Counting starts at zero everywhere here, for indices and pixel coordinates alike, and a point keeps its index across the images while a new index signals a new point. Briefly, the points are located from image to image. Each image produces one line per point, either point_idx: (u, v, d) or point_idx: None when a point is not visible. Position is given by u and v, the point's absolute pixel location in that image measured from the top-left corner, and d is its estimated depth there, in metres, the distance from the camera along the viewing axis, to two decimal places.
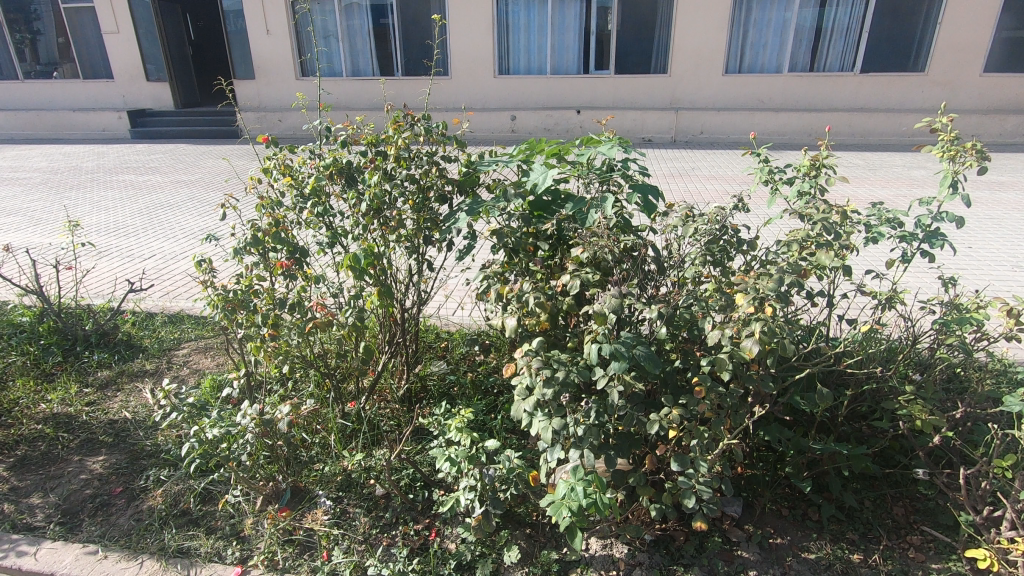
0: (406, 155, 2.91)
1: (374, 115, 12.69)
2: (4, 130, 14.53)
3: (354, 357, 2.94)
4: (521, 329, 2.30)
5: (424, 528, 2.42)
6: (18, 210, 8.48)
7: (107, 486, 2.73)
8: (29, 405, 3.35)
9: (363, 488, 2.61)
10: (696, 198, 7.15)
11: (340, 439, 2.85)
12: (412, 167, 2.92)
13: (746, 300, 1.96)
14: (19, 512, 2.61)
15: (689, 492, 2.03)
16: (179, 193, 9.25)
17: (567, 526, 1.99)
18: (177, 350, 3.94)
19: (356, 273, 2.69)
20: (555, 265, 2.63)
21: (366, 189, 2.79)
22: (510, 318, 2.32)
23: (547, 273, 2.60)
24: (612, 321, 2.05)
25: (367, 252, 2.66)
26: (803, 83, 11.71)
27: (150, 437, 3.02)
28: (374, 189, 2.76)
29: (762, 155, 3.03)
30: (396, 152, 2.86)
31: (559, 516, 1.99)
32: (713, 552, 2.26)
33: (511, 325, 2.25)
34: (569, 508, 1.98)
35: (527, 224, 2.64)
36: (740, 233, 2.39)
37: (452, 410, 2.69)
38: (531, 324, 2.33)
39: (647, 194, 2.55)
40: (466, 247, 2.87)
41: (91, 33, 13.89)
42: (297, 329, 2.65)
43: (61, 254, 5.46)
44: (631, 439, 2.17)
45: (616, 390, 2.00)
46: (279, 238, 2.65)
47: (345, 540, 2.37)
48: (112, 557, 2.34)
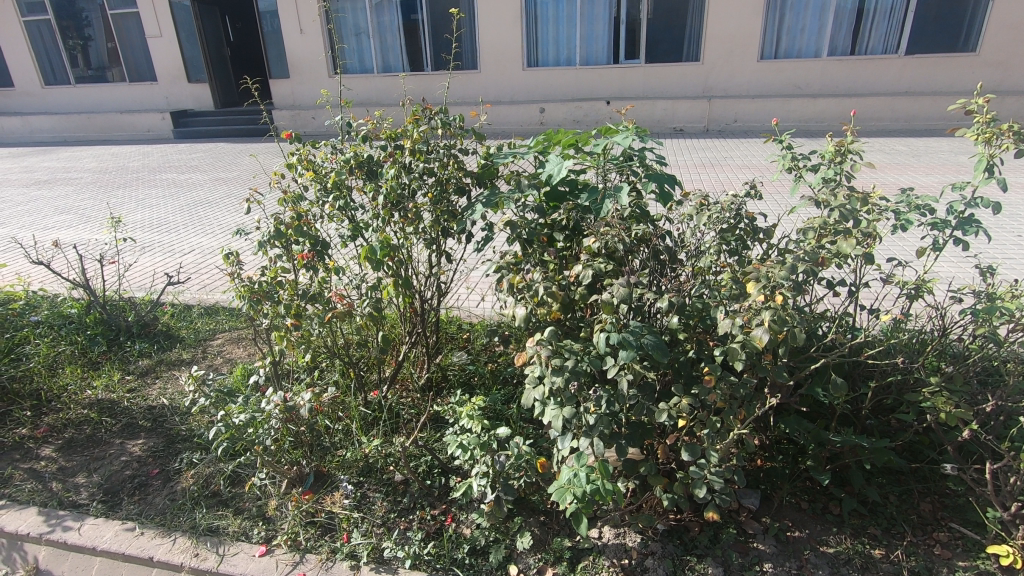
0: (425, 148, 2.97)
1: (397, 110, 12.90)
2: (59, 132, 15.32)
3: (373, 347, 3.02)
4: (531, 317, 2.33)
5: (440, 513, 2.47)
6: (70, 208, 8.94)
7: (145, 467, 2.88)
8: (76, 391, 3.56)
9: (383, 474, 2.69)
10: (711, 188, 7.14)
11: (362, 426, 2.93)
12: (430, 160, 2.99)
13: (758, 287, 1.93)
14: (66, 490, 2.78)
15: (701, 483, 2.01)
16: (217, 190, 9.58)
17: (574, 512, 2.02)
18: (211, 341, 4.14)
19: (374, 265, 2.76)
20: (569, 255, 2.62)
21: (384, 182, 2.89)
22: (522, 306, 2.36)
23: (561, 264, 2.61)
24: (621, 311, 2.03)
25: (384, 243, 2.73)
26: (842, 67, 11.32)
27: (185, 422, 3.18)
28: (391, 182, 2.85)
29: (786, 141, 2.97)
30: (413, 145, 2.92)
31: (564, 502, 2.02)
32: (727, 543, 2.24)
33: (521, 314, 2.28)
34: (574, 493, 2.01)
35: (543, 215, 2.66)
36: (756, 221, 2.37)
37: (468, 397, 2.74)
38: (542, 313, 2.34)
39: (664, 183, 2.56)
40: (485, 238, 2.92)
41: (136, 37, 14.45)
42: (318, 319, 2.75)
43: (105, 249, 5.75)
44: (643, 428, 2.15)
45: (626, 378, 1.99)
46: (301, 231, 2.72)
47: (365, 523, 2.44)
48: (148, 533, 2.48)
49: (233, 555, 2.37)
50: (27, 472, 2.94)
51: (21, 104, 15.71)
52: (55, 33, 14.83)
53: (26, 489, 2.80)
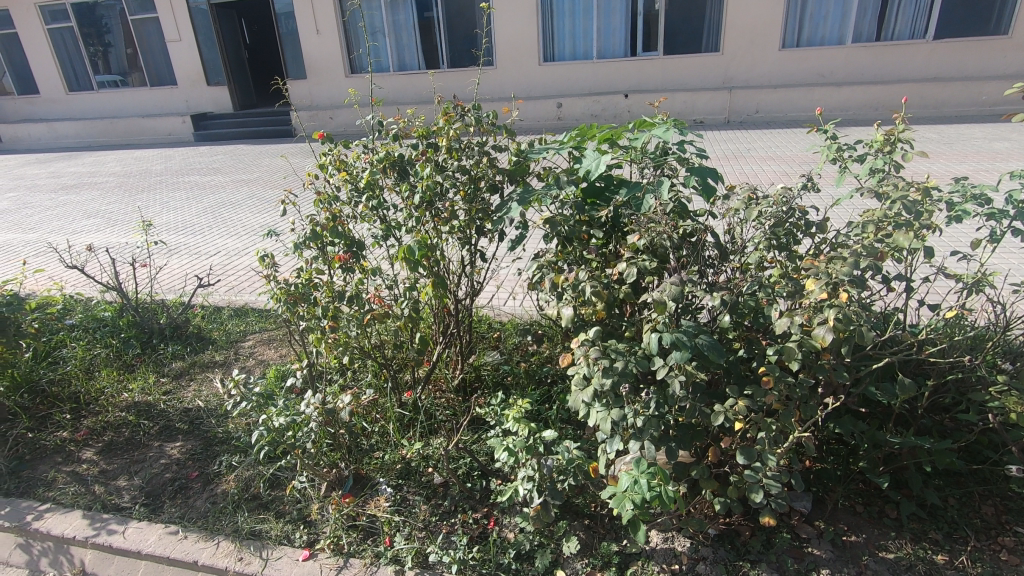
0: (458, 146, 2.95)
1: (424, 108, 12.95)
2: (83, 138, 15.59)
3: (410, 348, 2.99)
4: (577, 318, 2.25)
5: (482, 516, 2.43)
6: (97, 212, 9.08)
7: (184, 470, 2.90)
8: (113, 394, 3.59)
9: (422, 476, 2.67)
10: (757, 180, 6.98)
11: (398, 427, 2.90)
12: (463, 158, 2.97)
13: (818, 285, 1.83)
14: (108, 493, 2.80)
15: (757, 487, 1.93)
16: (240, 192, 9.67)
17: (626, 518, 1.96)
18: (243, 342, 4.17)
19: (411, 265, 2.74)
20: (610, 254, 2.54)
21: (419, 181, 2.86)
22: (566, 306, 2.28)
23: (602, 261, 2.52)
24: (673, 310, 1.93)
25: (422, 243, 2.70)
26: (868, 54, 11.04)
27: (222, 424, 3.20)
28: (426, 180, 2.83)
29: (830, 131, 2.87)
30: (447, 143, 2.91)
31: (622, 509, 1.97)
32: (781, 549, 2.17)
33: (566, 315, 2.18)
34: (633, 500, 1.96)
35: (581, 212, 2.59)
36: (808, 215, 2.24)
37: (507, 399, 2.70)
38: (587, 313, 2.28)
39: (706, 176, 2.49)
40: (518, 237, 2.92)
41: (156, 42, 14.65)
42: (356, 321, 2.76)
43: (135, 252, 5.82)
44: (693, 430, 2.09)
45: (678, 380, 1.90)
46: (337, 232, 2.68)
47: (406, 527, 2.41)
48: (191, 537, 2.48)
49: (276, 560, 2.35)
50: (69, 475, 2.96)
51: (46, 111, 16.03)
52: (78, 40, 15.09)
53: (70, 492, 2.83)
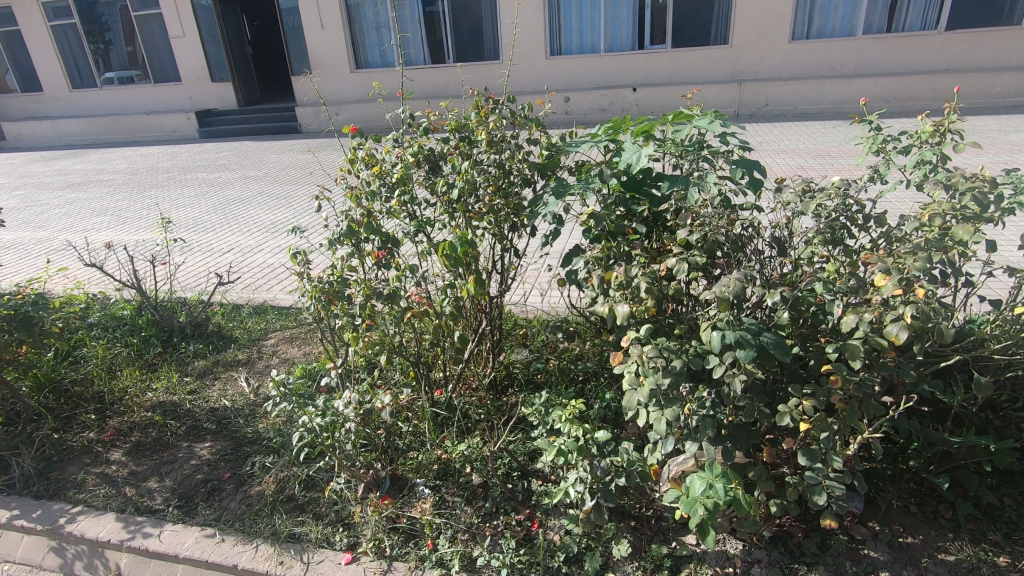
0: (496, 138, 2.87)
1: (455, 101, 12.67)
2: (88, 135, 15.51)
3: (447, 348, 2.87)
4: (631, 317, 2.09)
5: (525, 518, 2.39)
6: (106, 210, 9.03)
7: (216, 471, 2.85)
8: (137, 394, 3.54)
9: (460, 477, 2.62)
10: (813, 174, 6.95)
11: (434, 426, 2.83)
12: (500, 151, 2.88)
13: (890, 282, 1.78)
14: (140, 495, 2.76)
15: (820, 489, 1.87)
16: (248, 189, 9.62)
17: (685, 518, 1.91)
18: (265, 341, 4.11)
19: (452, 262, 2.69)
20: (656, 248, 2.42)
21: (457, 176, 2.80)
22: (619, 303, 2.13)
23: (649, 256, 2.44)
24: (735, 307, 1.84)
25: (464, 239, 2.66)
26: (879, 46, 10.92)
27: (252, 424, 3.15)
28: (465, 175, 2.78)
29: (875, 122, 2.79)
30: (485, 137, 2.84)
31: (694, 514, 1.77)
32: (837, 550, 2.12)
33: (624, 313, 2.01)
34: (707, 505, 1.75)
35: (624, 205, 2.50)
36: (865, 208, 2.16)
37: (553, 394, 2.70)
38: (639, 311, 2.10)
39: (752, 170, 2.43)
40: (552, 232, 2.85)
41: (160, 38, 14.56)
42: (394, 319, 2.65)
43: (154, 250, 5.78)
44: (749, 430, 2.00)
45: (739, 379, 1.84)
46: (373, 229, 2.62)
47: (449, 529, 2.37)
48: (229, 540, 2.43)
49: (318, 563, 2.30)
50: (99, 477, 2.92)
51: (50, 108, 15.95)
52: (81, 37, 15.01)
53: (101, 494, 2.79)
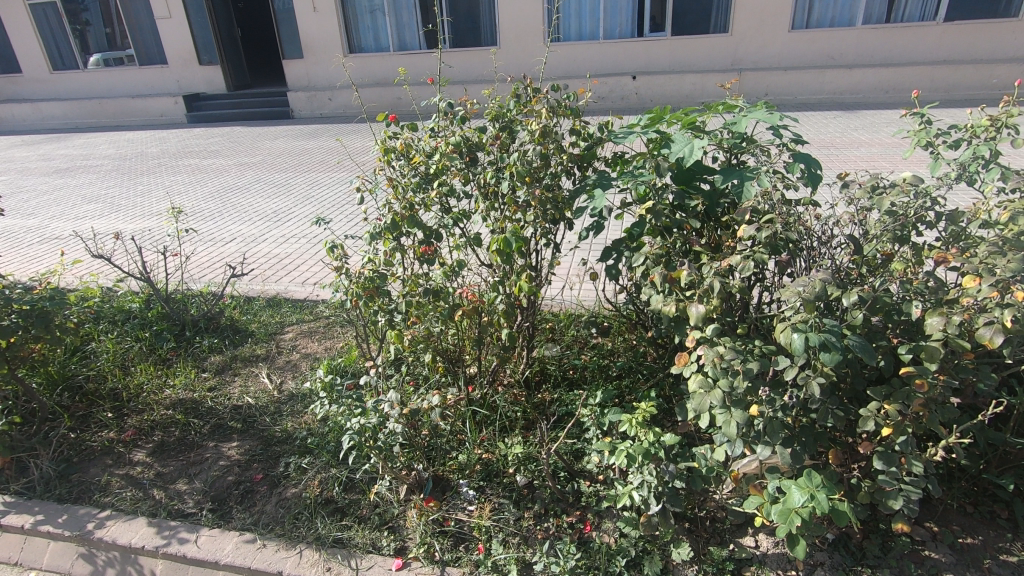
0: (545, 129, 2.75)
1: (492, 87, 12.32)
2: (70, 119, 15.01)
3: (491, 346, 2.79)
4: (703, 317, 2.01)
5: (576, 521, 2.33)
6: (97, 197, 8.76)
7: (248, 472, 2.75)
8: (155, 390, 3.43)
9: (504, 478, 2.55)
10: (878, 165, 6.81)
11: (474, 425, 2.78)
12: (547, 142, 2.76)
13: (984, 284, 1.76)
14: (170, 498, 2.66)
15: (896, 494, 1.83)
16: (244, 176, 9.38)
17: (762, 524, 1.86)
18: (283, 335, 3.99)
19: (504, 257, 2.56)
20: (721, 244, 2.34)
21: (506, 166, 2.73)
22: (692, 303, 2.05)
23: (703, 252, 2.43)
24: (817, 309, 1.78)
25: (517, 235, 2.53)
26: (878, 35, 10.90)
27: (280, 423, 3.06)
28: (513, 166, 2.68)
29: (925, 115, 2.73)
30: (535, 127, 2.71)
31: (785, 524, 1.72)
32: (899, 552, 2.08)
33: (697, 314, 1.96)
34: (800, 515, 1.69)
35: (679, 199, 2.43)
36: (935, 205, 2.11)
37: (609, 391, 2.62)
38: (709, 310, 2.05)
39: (811, 164, 2.35)
40: (596, 225, 2.77)
41: (145, 19, 14.13)
42: (443, 317, 2.58)
43: (163, 240, 5.62)
44: (817, 433, 1.96)
45: (818, 381, 1.78)
46: (416, 222, 2.59)
47: (500, 533, 2.31)
48: (270, 546, 2.35)
49: (367, 569, 2.23)
50: (124, 479, 2.81)
51: (31, 91, 15.41)
52: (62, 17, 14.50)
53: (128, 497, 2.69)
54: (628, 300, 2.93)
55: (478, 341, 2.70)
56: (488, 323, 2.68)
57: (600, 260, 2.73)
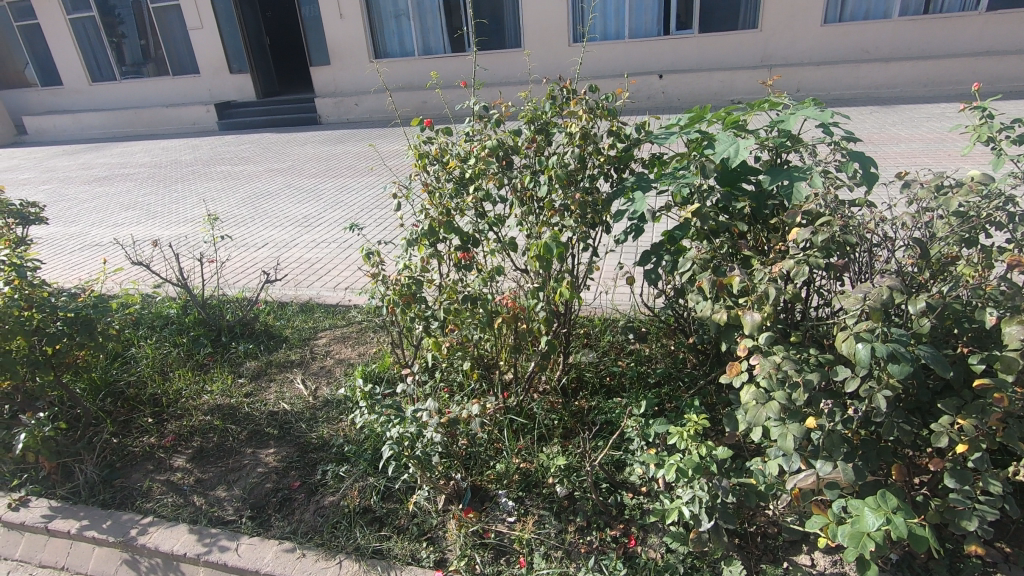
0: (589, 132, 2.72)
1: (517, 90, 12.29)
2: (107, 129, 15.49)
3: (531, 353, 2.71)
4: (756, 325, 1.92)
5: (620, 534, 2.26)
6: (134, 205, 9.00)
7: (286, 480, 2.75)
8: (193, 396, 3.46)
9: (543, 489, 2.49)
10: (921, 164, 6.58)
11: (512, 434, 2.73)
12: (588, 145, 2.72)
13: None
14: (210, 505, 2.67)
15: (971, 515, 1.71)
16: (274, 182, 9.53)
17: (826, 545, 1.77)
18: (316, 340, 4.00)
19: (543, 264, 2.49)
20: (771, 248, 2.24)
21: (545, 170, 2.68)
22: (744, 310, 1.95)
23: (751, 256, 2.33)
24: (883, 317, 1.67)
25: (558, 240, 2.45)
26: (915, 27, 10.55)
27: (315, 430, 3.06)
28: (552, 170, 2.63)
29: (987, 109, 2.56)
30: (576, 130, 2.67)
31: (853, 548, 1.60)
32: (970, 575, 1.94)
33: (752, 322, 1.86)
34: (874, 540, 1.57)
35: (726, 202, 2.33)
36: (1007, 204, 1.97)
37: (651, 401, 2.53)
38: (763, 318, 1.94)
39: (865, 163, 2.24)
40: (634, 229, 2.69)
41: (178, 30, 14.51)
42: (483, 325, 2.56)
43: (201, 246, 5.75)
44: (880, 447, 1.85)
45: (885, 395, 1.67)
46: (452, 228, 2.55)
47: (542, 546, 2.26)
48: (310, 555, 2.33)
49: None
50: (165, 485, 2.84)
51: (71, 102, 15.95)
52: (99, 30, 14.97)
53: (169, 504, 2.71)
54: (666, 305, 2.85)
55: (516, 348, 2.65)
56: (529, 332, 2.62)
57: (638, 264, 2.63)
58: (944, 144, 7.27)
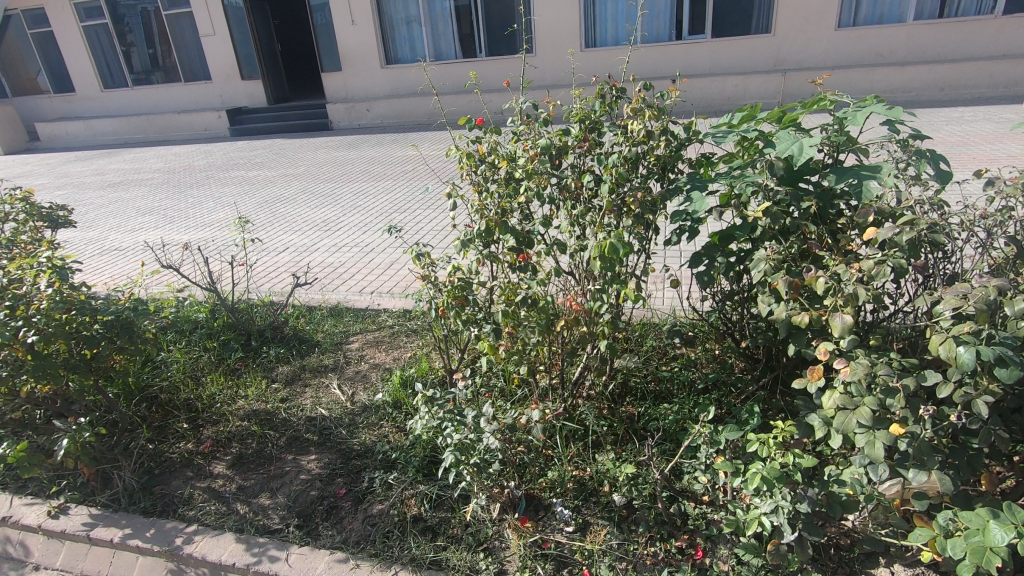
0: (653, 129, 2.60)
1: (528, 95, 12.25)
2: (119, 135, 15.55)
3: (589, 358, 2.61)
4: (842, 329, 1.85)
5: (687, 546, 2.18)
6: (151, 209, 9.01)
7: (331, 488, 2.68)
8: (227, 401, 3.40)
9: (601, 498, 2.42)
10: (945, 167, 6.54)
11: (566, 440, 2.66)
12: (652, 139, 2.60)
13: None
14: (254, 513, 2.60)
15: None
16: (290, 186, 9.51)
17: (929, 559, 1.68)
18: (348, 344, 3.94)
19: (607, 265, 2.38)
20: (839, 248, 2.20)
21: (606, 171, 2.61)
22: (830, 314, 1.87)
23: (830, 256, 2.22)
24: (988, 319, 1.60)
25: (623, 239, 2.32)
26: (931, 31, 10.48)
27: (357, 436, 2.99)
28: (612, 169, 2.58)
29: None
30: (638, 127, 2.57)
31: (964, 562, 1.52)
32: None
33: (841, 325, 1.80)
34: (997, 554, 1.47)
35: (796, 201, 2.26)
36: None
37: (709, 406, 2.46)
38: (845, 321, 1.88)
39: (938, 161, 2.16)
40: (690, 231, 2.62)
41: (190, 36, 14.56)
42: (540, 329, 2.46)
43: (232, 249, 5.73)
44: (973, 457, 1.77)
45: (986, 400, 1.60)
46: (508, 228, 2.51)
47: (607, 557, 2.18)
48: (364, 566, 2.26)
49: None
50: (206, 492, 2.77)
51: (83, 108, 16.01)
52: (111, 37, 15.04)
53: (212, 512, 2.64)
54: (714, 308, 2.81)
55: (573, 352, 2.58)
56: (592, 336, 2.50)
57: (688, 266, 2.59)
58: (969, 148, 7.20)
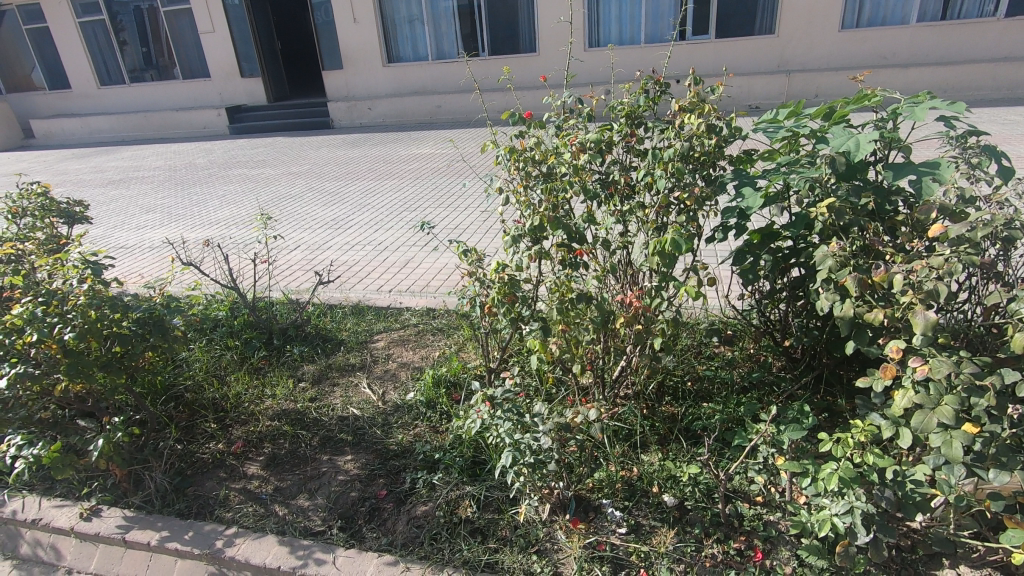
0: (722, 125, 2.50)
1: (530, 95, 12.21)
2: (117, 132, 15.39)
3: (639, 357, 2.55)
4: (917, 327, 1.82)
5: (746, 547, 2.15)
6: (154, 207, 8.91)
7: (372, 489, 2.62)
8: (255, 400, 3.33)
9: (651, 498, 2.38)
10: None
11: (613, 438, 2.62)
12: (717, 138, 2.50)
13: None
14: (294, 515, 2.55)
15: None
16: (296, 184, 9.43)
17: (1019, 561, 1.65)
18: (374, 343, 3.87)
19: (665, 260, 2.29)
20: (897, 245, 2.17)
21: (660, 164, 2.50)
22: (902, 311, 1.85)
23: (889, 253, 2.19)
24: None
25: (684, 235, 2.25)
26: (935, 33, 10.51)
27: (392, 436, 2.93)
28: (667, 163, 2.47)
29: None
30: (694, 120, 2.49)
31: None
32: None
33: (923, 323, 1.76)
34: None
35: (853, 198, 2.25)
36: None
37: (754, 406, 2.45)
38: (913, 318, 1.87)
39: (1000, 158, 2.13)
40: (738, 228, 2.56)
41: (189, 34, 14.42)
42: (593, 326, 2.44)
43: (251, 247, 5.67)
44: None
45: None
46: (560, 223, 2.41)
47: (665, 559, 2.14)
48: (415, 569, 2.21)
49: None
50: (242, 493, 2.72)
51: (80, 105, 15.83)
52: (108, 33, 14.86)
53: (251, 513, 2.59)
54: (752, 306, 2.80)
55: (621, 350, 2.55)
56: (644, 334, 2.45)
57: (733, 262, 2.58)
58: None
